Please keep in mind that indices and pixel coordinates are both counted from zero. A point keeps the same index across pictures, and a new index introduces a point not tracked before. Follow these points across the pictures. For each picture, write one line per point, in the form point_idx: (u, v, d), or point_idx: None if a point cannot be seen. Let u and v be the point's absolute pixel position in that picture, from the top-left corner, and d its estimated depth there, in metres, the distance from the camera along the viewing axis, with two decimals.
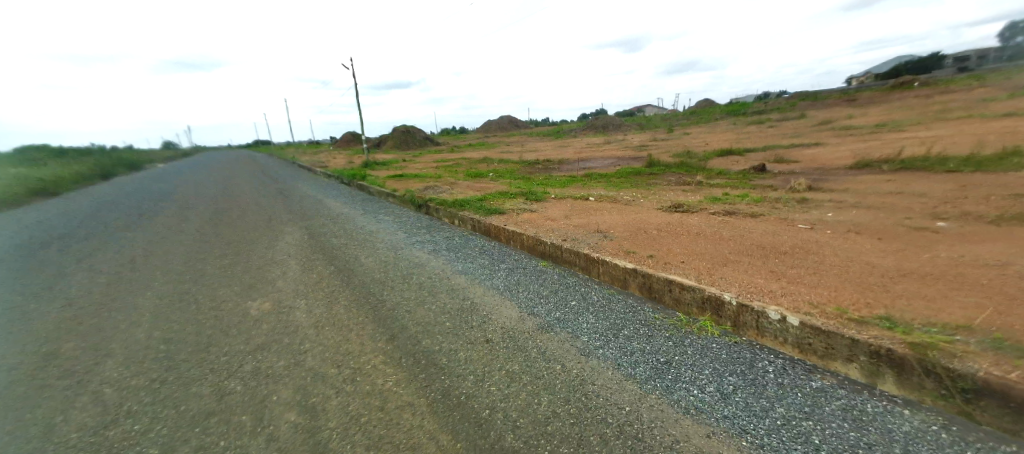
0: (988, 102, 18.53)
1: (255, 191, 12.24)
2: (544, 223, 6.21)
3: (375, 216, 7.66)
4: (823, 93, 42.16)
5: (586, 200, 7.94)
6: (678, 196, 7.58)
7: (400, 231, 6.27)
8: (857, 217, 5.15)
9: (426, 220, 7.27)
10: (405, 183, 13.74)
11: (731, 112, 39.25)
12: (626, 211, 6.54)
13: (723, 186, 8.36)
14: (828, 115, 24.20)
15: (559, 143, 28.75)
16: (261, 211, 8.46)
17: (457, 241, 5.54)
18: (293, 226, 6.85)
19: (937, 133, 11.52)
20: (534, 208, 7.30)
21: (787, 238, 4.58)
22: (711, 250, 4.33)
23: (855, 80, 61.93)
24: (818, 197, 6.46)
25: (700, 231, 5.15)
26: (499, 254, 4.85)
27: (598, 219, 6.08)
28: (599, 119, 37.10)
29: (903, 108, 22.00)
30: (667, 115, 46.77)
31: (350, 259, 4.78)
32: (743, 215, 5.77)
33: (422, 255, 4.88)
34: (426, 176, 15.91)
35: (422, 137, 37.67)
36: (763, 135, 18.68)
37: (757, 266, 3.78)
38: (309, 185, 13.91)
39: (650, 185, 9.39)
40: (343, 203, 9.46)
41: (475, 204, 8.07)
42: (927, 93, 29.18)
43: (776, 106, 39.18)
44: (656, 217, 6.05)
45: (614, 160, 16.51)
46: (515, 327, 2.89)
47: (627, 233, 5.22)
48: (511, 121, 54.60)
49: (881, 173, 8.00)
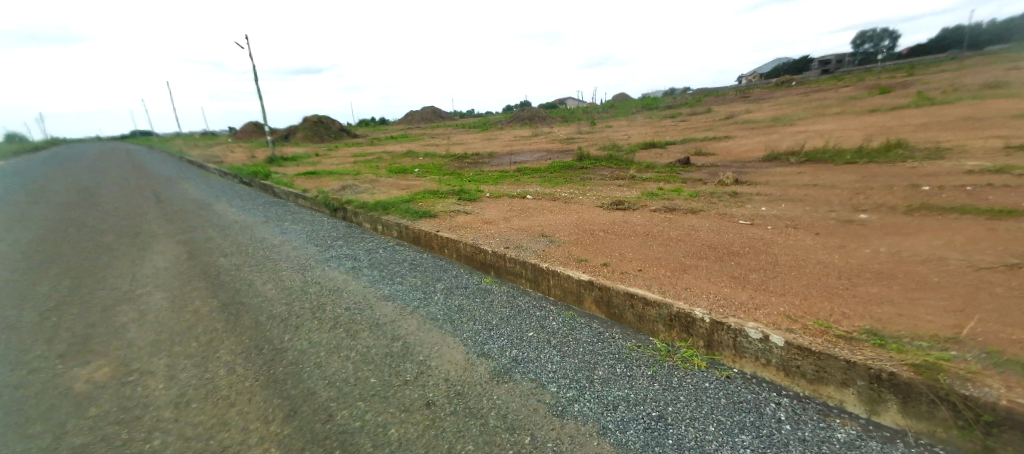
0: (855, 99, 21.36)
1: (123, 194, 10.05)
2: (481, 227, 5.60)
3: (279, 224, 6.48)
4: (721, 90, 46.38)
5: (523, 198, 7.45)
6: (616, 192, 7.40)
7: (311, 243, 5.28)
8: (790, 210, 5.22)
9: (344, 227, 6.29)
10: (318, 182, 12.23)
11: (645, 106, 41.64)
12: (567, 211, 6.15)
13: (656, 180, 8.38)
14: (730, 110, 26.44)
15: (486, 135, 28.14)
16: (128, 222, 6.81)
17: (382, 254, 4.72)
18: (167, 241, 5.49)
19: (827, 127, 12.74)
20: (469, 210, 6.63)
21: (734, 236, 4.45)
22: (665, 253, 4.05)
23: (745, 79, 69.26)
24: (747, 190, 6.60)
25: (648, 232, 4.89)
26: (434, 269, 4.16)
27: (540, 221, 5.61)
28: (524, 111, 37.09)
29: (790, 104, 24.68)
30: (589, 109, 48.28)
31: (240, 286, 3.77)
32: (684, 212, 5.66)
33: (337, 276, 4.02)
34: (343, 173, 14.40)
35: (337, 129, 34.78)
36: (679, 128, 19.72)
37: (716, 270, 3.52)
38: (198, 185, 11.83)
39: (585, 180, 9.18)
40: (239, 208, 7.99)
41: (401, 206, 7.20)
42: (805, 91, 33.21)
43: (684, 101, 42.29)
44: (599, 217, 5.72)
45: (543, 154, 16.30)
46: (462, 378, 2.26)
47: (573, 236, 4.80)
48: (435, 113, 52.82)
49: (792, 164, 8.52)
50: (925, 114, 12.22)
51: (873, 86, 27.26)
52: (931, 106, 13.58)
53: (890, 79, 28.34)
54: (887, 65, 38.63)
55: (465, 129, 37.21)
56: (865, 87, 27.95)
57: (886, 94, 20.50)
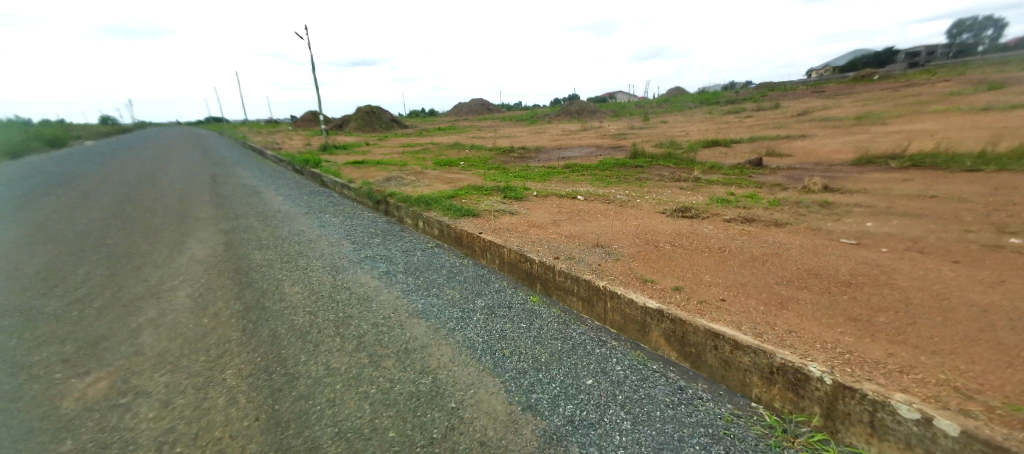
0: (955, 96, 18.75)
1: (183, 178, 10.42)
2: (528, 231, 5.10)
3: (321, 216, 6.33)
4: (789, 85, 42.91)
5: (573, 199, 6.85)
6: (679, 195, 6.62)
7: (347, 239, 4.99)
8: (906, 228, 4.28)
9: (384, 223, 6.00)
10: (364, 172, 12.21)
11: (703, 102, 39.26)
12: (624, 216, 5.49)
13: (724, 184, 7.46)
14: (800, 106, 24.20)
15: (533, 129, 27.51)
16: (178, 207, 6.89)
17: (420, 257, 4.33)
18: (208, 229, 5.40)
19: (928, 127, 11.05)
20: (515, 209, 6.14)
21: (837, 259, 3.65)
22: (751, 278, 3.35)
23: (816, 73, 63.85)
24: (841, 199, 5.62)
25: (724, 248, 4.17)
26: (474, 280, 3.70)
27: (594, 228, 5.01)
28: (573, 104, 36.04)
29: (874, 100, 22.15)
30: (641, 103, 46.25)
31: (268, 287, 3.48)
32: (765, 223, 4.83)
33: (370, 280, 3.65)
34: (390, 164, 14.38)
35: (388, 119, 35.46)
36: (744, 126, 18.13)
37: (826, 307, 2.79)
38: (252, 172, 12.16)
39: (641, 180, 8.39)
40: (285, 197, 7.96)
41: (443, 202, 6.85)
42: (890, 86, 29.83)
43: (746, 96, 39.47)
44: (662, 225, 5.03)
45: (593, 149, 15.48)
46: (502, 446, 1.75)
47: (634, 249, 4.18)
48: (483, 105, 52.80)
49: (892, 169, 7.30)
50: None
51: (978, 81, 23.82)
52: None
53: (999, 73, 24.75)
54: (992, 58, 33.95)
55: (512, 122, 36.77)
56: (966, 83, 24.57)
57: (996, 91, 17.81)
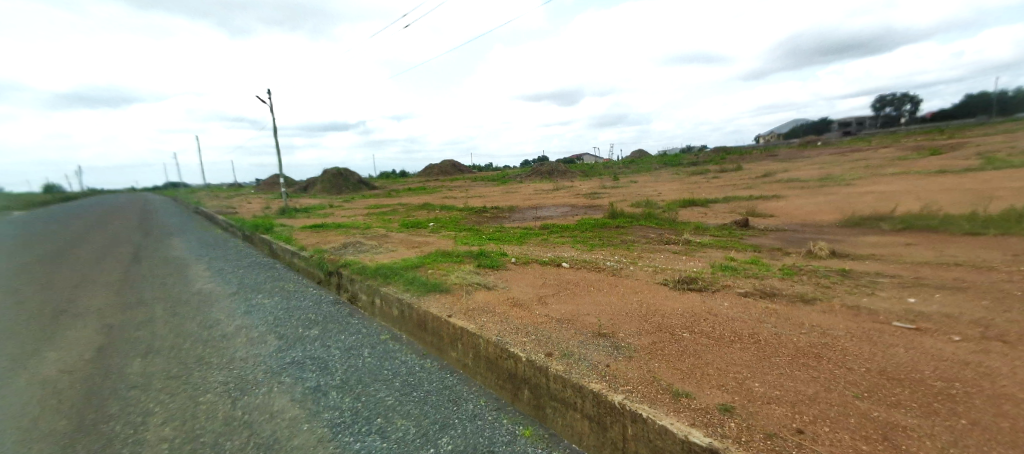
0: (902, 161, 19.95)
1: (100, 252, 8.97)
2: (508, 312, 4.15)
3: (251, 296, 5.15)
4: (743, 149, 45.84)
5: (558, 268, 5.98)
6: (675, 263, 5.90)
7: (275, 333, 3.84)
8: (958, 305, 3.60)
9: (331, 302, 4.90)
10: (322, 238, 11.07)
11: (667, 163, 41.06)
12: (621, 291, 4.67)
13: (717, 248, 6.86)
14: (761, 168, 25.29)
15: (505, 189, 27.27)
16: (72, 291, 5.57)
17: (367, 359, 3.23)
18: (89, 326, 4.15)
19: (897, 189, 11.17)
20: (492, 282, 5.20)
21: (906, 353, 2.84)
22: (814, 386, 2.47)
23: (763, 138, 69.42)
24: (856, 265, 5.05)
25: (756, 336, 3.32)
26: (438, 398, 2.64)
27: (589, 308, 4.13)
28: (544, 166, 36.57)
29: (828, 164, 23.38)
30: (609, 164, 47.79)
31: (121, 431, 2.31)
32: (788, 298, 4.09)
33: (286, 408, 2.53)
34: (352, 227, 13.30)
35: (357, 181, 34.64)
36: (714, 186, 18.32)
37: (956, 445, 1.90)
38: (190, 240, 10.77)
39: (628, 244, 7.71)
40: (218, 270, 6.74)
41: (407, 273, 5.86)
42: (837, 151, 32.05)
43: (706, 158, 41.59)
44: (669, 303, 4.20)
45: (568, 209, 14.98)
46: None
47: (646, 338, 3.29)
48: (455, 167, 53.18)
49: (886, 231, 6.96)
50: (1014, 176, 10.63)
51: (915, 148, 25.85)
52: (1013, 168, 12.03)
53: (932, 141, 27.02)
54: (919, 127, 37.54)
55: (484, 182, 36.72)
56: (905, 149, 26.51)
57: (938, 158, 19.08)
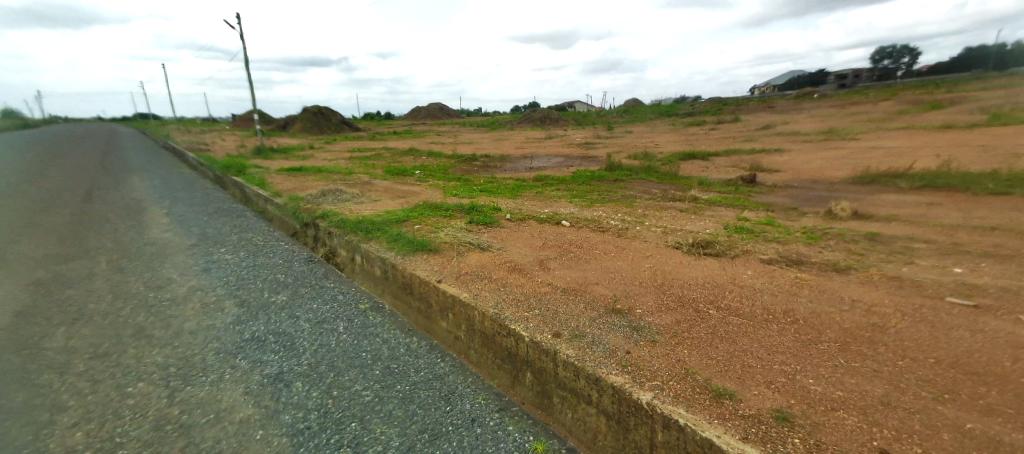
0: (903, 116, 19.47)
1: (47, 192, 8.07)
2: (506, 278, 3.67)
3: (212, 250, 4.53)
4: (739, 99, 44.67)
5: (557, 225, 5.46)
6: (685, 223, 5.41)
7: (234, 298, 3.29)
8: (1012, 277, 3.21)
9: (303, 261, 4.33)
10: (299, 184, 10.26)
11: (662, 113, 39.86)
12: (630, 256, 4.20)
13: (727, 207, 6.38)
14: (759, 120, 24.59)
15: (495, 135, 26.15)
16: (2, 239, 4.85)
17: (341, 337, 2.72)
18: (12, 283, 3.51)
19: (906, 146, 10.73)
20: (486, 242, 4.66)
21: (974, 338, 2.44)
22: (879, 384, 2.06)
23: (759, 89, 67.83)
24: (883, 228, 4.64)
25: (792, 312, 2.89)
26: (427, 393, 2.17)
27: (598, 276, 3.66)
28: (536, 112, 35.07)
29: (827, 117, 22.79)
30: (602, 113, 46.22)
31: (16, 438, 1.80)
32: (819, 265, 3.65)
33: (237, 405, 2.03)
34: (333, 173, 12.43)
35: (338, 122, 32.80)
36: (713, 139, 17.66)
37: None
38: (152, 181, 9.84)
39: (629, 201, 7.18)
40: (178, 218, 6.04)
41: (391, 228, 5.29)
42: (836, 104, 31.34)
43: (702, 109, 40.45)
44: (686, 270, 3.75)
45: (562, 159, 14.26)
46: None
47: (667, 316, 2.84)
48: (442, 111, 50.86)
49: (904, 191, 6.55)
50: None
51: (915, 103, 25.32)
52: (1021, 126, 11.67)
53: (931, 97, 26.50)
54: (919, 80, 36.77)
55: (472, 128, 35.24)
56: (905, 103, 25.93)
57: (939, 114, 18.67)
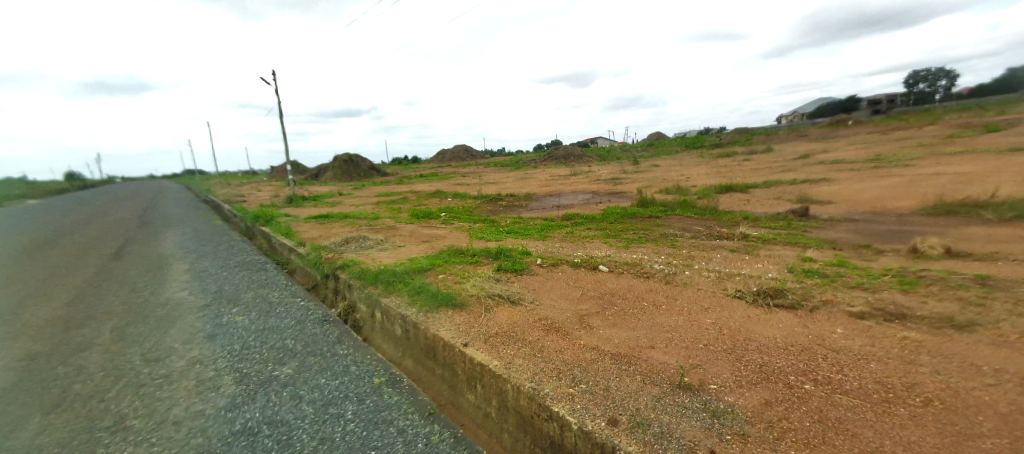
0: (954, 139, 18.27)
1: (84, 249, 8.21)
2: (542, 341, 3.15)
3: (223, 310, 4.24)
4: (767, 129, 43.73)
5: (595, 272, 4.96)
6: (741, 266, 4.78)
7: (234, 372, 2.90)
8: None
9: (317, 321, 3.94)
10: (325, 231, 10.18)
11: (688, 146, 39.32)
12: (685, 310, 3.62)
13: (784, 245, 5.70)
14: (793, 149, 23.69)
15: (520, 175, 26.17)
16: (20, 304, 4.72)
17: (348, 426, 2.25)
18: (8, 358, 3.25)
19: (973, 172, 9.77)
20: (517, 294, 4.19)
21: None
22: None
23: (786, 119, 66.62)
24: (989, 270, 3.89)
25: (919, 389, 2.23)
26: None
27: (652, 336, 3.10)
28: (559, 150, 35.16)
29: (868, 143, 21.69)
30: (626, 148, 46.05)
31: None
32: (929, 321, 2.96)
33: None
34: (360, 218, 12.41)
35: (368, 167, 33.81)
36: (747, 170, 16.91)
37: None
38: (184, 232, 9.98)
39: (670, 241, 6.59)
40: (199, 273, 5.87)
41: (415, 279, 4.91)
42: (874, 130, 30.05)
43: (729, 140, 39.68)
44: (759, 329, 3.12)
45: (590, 196, 13.85)
46: None
47: (753, 396, 2.24)
48: (467, 152, 51.99)
49: (991, 222, 5.73)
50: None
51: (964, 124, 23.90)
52: None
53: (981, 118, 25.00)
54: (962, 102, 35.05)
55: (496, 168, 35.59)
56: (952, 125, 24.54)
57: (995, 135, 17.41)
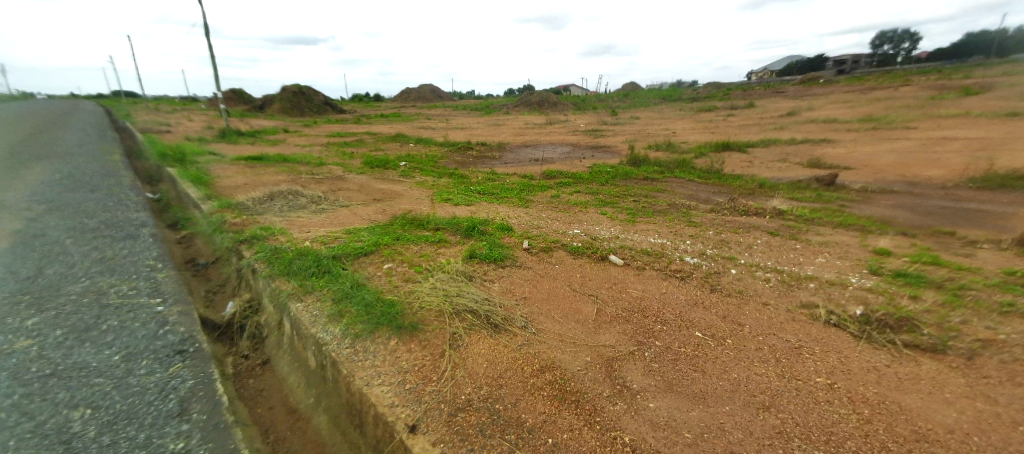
0: (938, 102, 17.86)
1: None
2: (553, 433, 1.72)
3: (2, 325, 2.47)
4: (743, 85, 42.82)
5: (602, 264, 3.58)
6: (803, 263, 3.49)
7: None
8: None
9: (164, 350, 2.32)
10: (250, 179, 8.14)
11: (665, 97, 37.89)
12: (769, 350, 2.29)
13: (834, 226, 4.47)
14: (776, 106, 22.81)
15: (490, 121, 23.98)
16: None
17: None
18: None
19: (990, 139, 8.94)
20: (501, 310, 2.71)
21: None
22: None
23: (758, 75, 66.02)
24: None
25: None
26: None
27: (748, 424, 1.74)
28: (533, 95, 32.60)
29: (851, 103, 21.06)
30: (602, 97, 43.97)
31: None
32: None
33: None
34: (300, 163, 10.26)
35: (320, 103, 30.19)
36: (735, 126, 15.78)
37: None
38: (58, 173, 7.68)
39: (684, 214, 5.28)
40: (27, 241, 3.98)
41: (345, 270, 3.31)
42: (851, 89, 29.61)
43: (706, 94, 38.50)
44: (922, 407, 1.82)
45: (571, 149, 12.35)
46: None
47: None
48: (432, 92, 48.10)
49: None
50: None
51: (941, 88, 23.70)
52: None
53: (957, 81, 24.88)
54: (933, 65, 35.16)
55: (464, 111, 32.85)
56: (929, 89, 24.32)
57: (980, 100, 17.03)
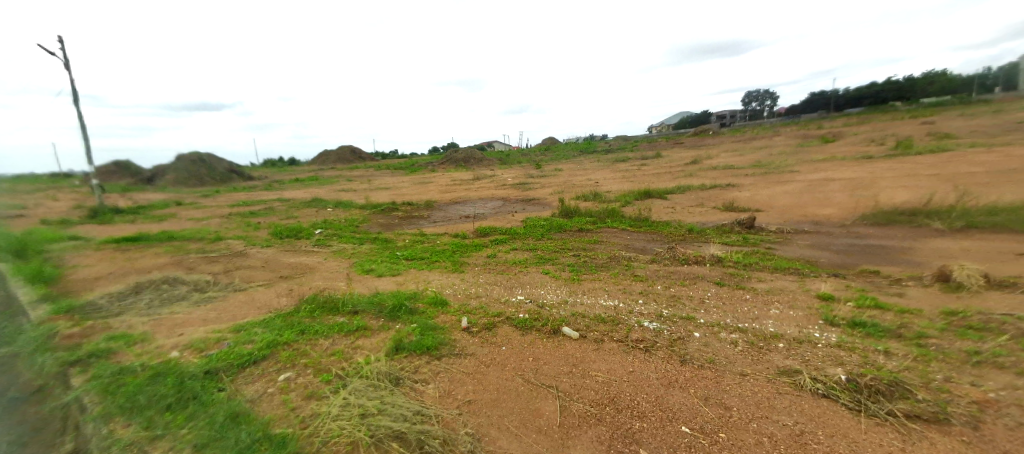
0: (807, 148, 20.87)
1: None
2: None
3: None
4: (648, 137, 47.41)
5: (556, 340, 3.07)
6: (761, 317, 3.30)
7: None
8: None
9: None
10: (118, 265, 6.66)
11: (582, 150, 40.49)
12: (773, 446, 1.89)
13: (772, 271, 4.48)
14: (680, 155, 25.18)
15: (416, 179, 23.51)
16: None
17: None
18: None
19: (861, 178, 10.30)
20: (441, 430, 2.06)
21: None
22: None
23: (659, 129, 73.97)
24: None
25: None
26: None
27: None
28: (457, 151, 32.94)
29: (740, 151, 23.93)
30: (524, 152, 45.92)
31: None
32: None
33: None
34: (191, 239, 8.81)
35: (224, 169, 27.66)
36: (650, 174, 16.92)
37: None
38: None
39: (627, 268, 5.05)
40: None
41: (223, 392, 2.44)
42: (737, 139, 33.94)
43: (618, 146, 41.86)
44: None
45: (501, 204, 12.16)
46: None
47: None
48: (354, 152, 46.88)
49: (948, 237, 5.32)
50: (956, 162, 10.42)
51: (805, 136, 27.99)
52: (938, 155, 12.14)
53: (816, 130, 29.62)
54: (794, 117, 41.87)
55: (388, 170, 32.05)
56: (797, 137, 28.60)
57: (838, 145, 20.17)
